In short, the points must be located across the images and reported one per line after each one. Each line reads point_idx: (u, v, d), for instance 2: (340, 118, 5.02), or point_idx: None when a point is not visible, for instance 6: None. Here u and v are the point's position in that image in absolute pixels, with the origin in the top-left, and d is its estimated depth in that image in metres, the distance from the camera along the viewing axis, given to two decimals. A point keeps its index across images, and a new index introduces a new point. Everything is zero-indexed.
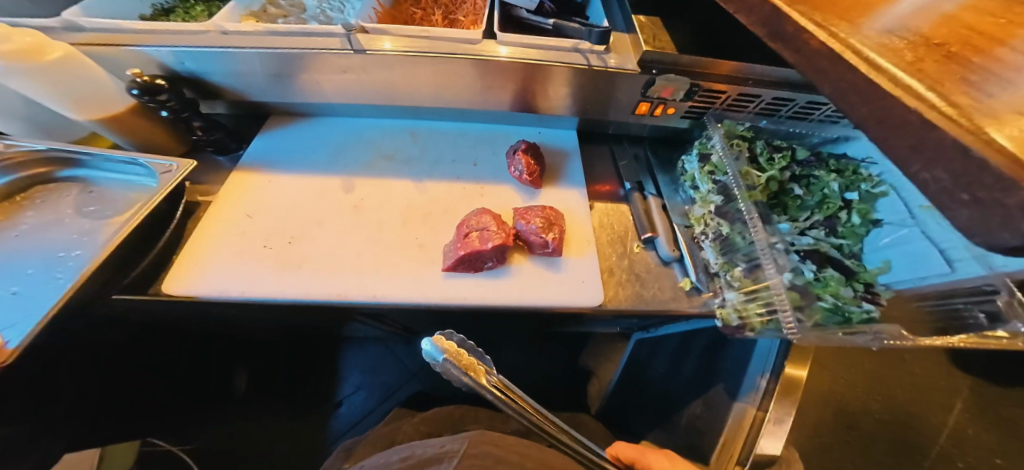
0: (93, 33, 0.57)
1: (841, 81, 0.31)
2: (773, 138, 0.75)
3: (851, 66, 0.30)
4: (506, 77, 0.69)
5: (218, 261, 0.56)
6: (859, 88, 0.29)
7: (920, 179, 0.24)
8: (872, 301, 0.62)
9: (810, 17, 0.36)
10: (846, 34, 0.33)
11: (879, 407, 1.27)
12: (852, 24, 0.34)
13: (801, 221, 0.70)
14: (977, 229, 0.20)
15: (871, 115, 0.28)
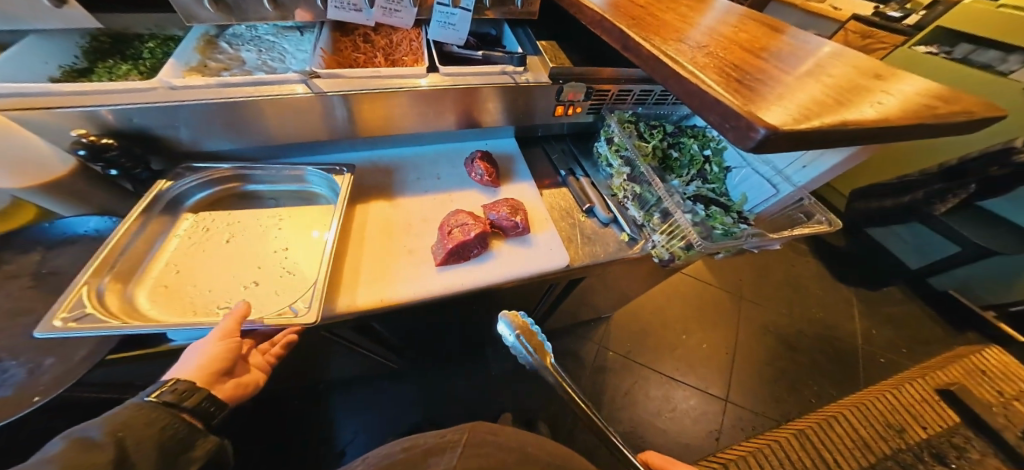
0: (13, 99, 0.54)
1: (667, 68, 0.54)
2: (649, 120, 1.01)
3: (669, 66, 0.54)
4: (451, 102, 0.82)
5: (221, 290, 0.58)
6: (676, 73, 0.52)
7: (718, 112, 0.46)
8: (746, 222, 0.87)
9: (644, 38, 0.60)
10: (663, 47, 0.57)
11: (797, 323, 1.64)
12: (662, 39, 0.60)
13: (685, 176, 0.95)
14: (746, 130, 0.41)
15: (684, 91, 0.51)
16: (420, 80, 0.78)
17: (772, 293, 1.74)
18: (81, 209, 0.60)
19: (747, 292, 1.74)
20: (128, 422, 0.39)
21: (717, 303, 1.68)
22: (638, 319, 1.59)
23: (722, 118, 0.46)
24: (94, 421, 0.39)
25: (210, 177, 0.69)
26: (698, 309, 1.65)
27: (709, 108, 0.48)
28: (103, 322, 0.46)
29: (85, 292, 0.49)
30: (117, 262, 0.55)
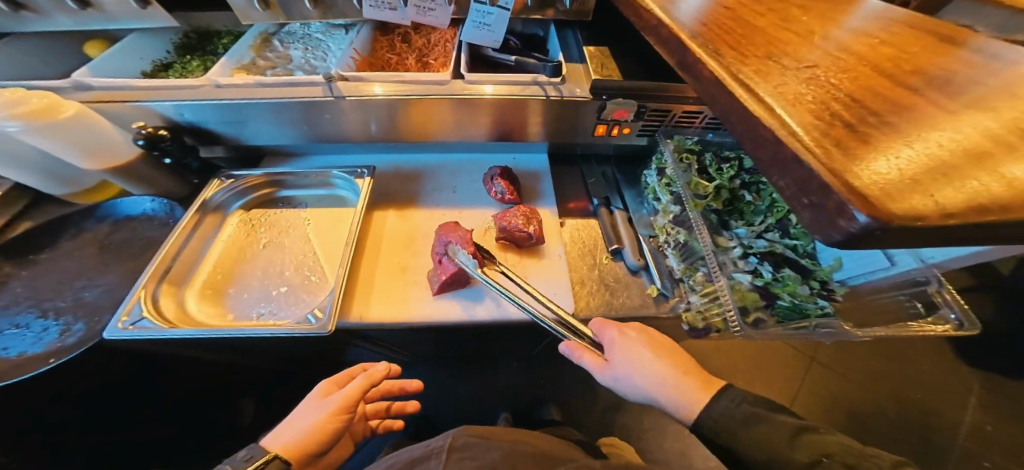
0: (102, 91, 0.64)
1: (724, 105, 0.38)
2: (721, 150, 0.80)
3: (731, 98, 0.37)
4: (478, 112, 0.77)
5: (241, 290, 0.62)
6: (735, 111, 0.36)
7: (779, 187, 0.31)
8: (827, 297, 0.66)
9: (707, 50, 0.43)
10: (731, 65, 0.40)
11: (894, 411, 1.23)
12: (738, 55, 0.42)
13: (757, 225, 0.73)
14: (817, 228, 0.27)
15: (745, 134, 0.35)
16: (488, 88, 0.75)
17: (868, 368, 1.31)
18: (152, 187, 0.70)
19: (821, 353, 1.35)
20: None
21: (778, 359, 1.33)
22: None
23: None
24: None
25: (245, 185, 0.72)
26: (758, 364, 1.32)
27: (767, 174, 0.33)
28: (158, 326, 0.52)
29: (145, 297, 0.55)
30: (171, 268, 0.60)
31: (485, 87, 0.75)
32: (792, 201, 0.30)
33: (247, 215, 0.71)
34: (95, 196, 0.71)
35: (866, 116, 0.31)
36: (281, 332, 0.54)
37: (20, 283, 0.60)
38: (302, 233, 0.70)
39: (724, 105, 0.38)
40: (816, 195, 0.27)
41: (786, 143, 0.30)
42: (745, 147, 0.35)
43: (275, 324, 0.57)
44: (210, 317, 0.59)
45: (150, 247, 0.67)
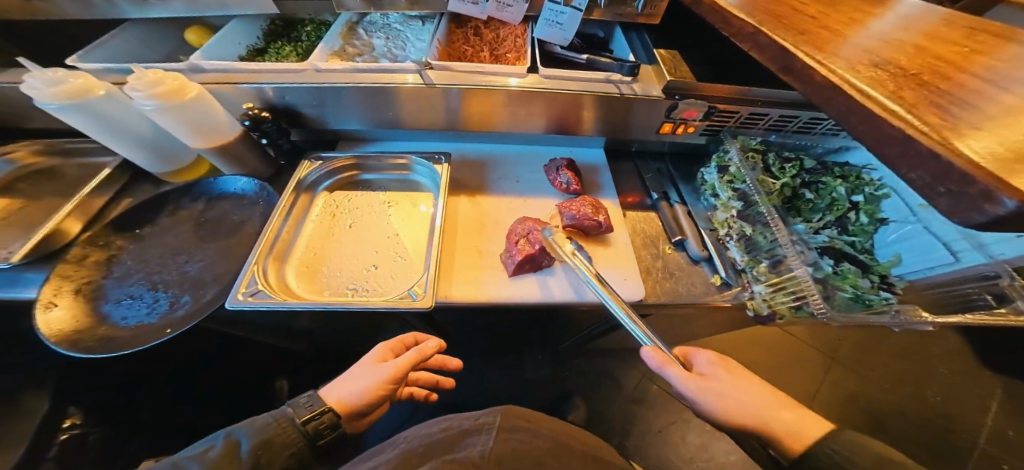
0: (213, 74, 0.68)
1: (840, 105, 0.42)
2: (782, 151, 0.84)
3: (849, 99, 0.41)
4: (550, 106, 0.80)
5: (332, 267, 0.66)
6: (854, 110, 0.40)
7: (909, 177, 0.34)
8: (890, 289, 0.68)
9: (813, 56, 0.47)
10: (843, 71, 0.43)
11: (911, 410, 1.25)
12: (845, 61, 0.46)
13: (815, 222, 0.77)
14: (957, 212, 0.29)
15: (867, 132, 0.38)
16: (513, 80, 0.77)
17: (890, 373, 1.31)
18: (245, 169, 0.74)
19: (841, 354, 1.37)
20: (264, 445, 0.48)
21: (806, 359, 1.35)
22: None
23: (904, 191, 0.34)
24: (242, 423, 0.51)
25: (334, 167, 0.76)
26: (786, 360, 1.35)
27: (892, 167, 0.36)
28: (272, 298, 0.56)
29: (257, 272, 0.58)
30: (275, 244, 0.64)
31: (511, 80, 0.77)
32: (925, 190, 0.32)
33: (328, 196, 0.74)
34: (184, 176, 0.74)
35: (988, 116, 0.33)
36: (383, 308, 0.57)
37: (129, 256, 0.64)
38: (384, 215, 0.73)
39: (843, 103, 0.41)
40: (955, 184, 0.29)
41: (919, 139, 0.33)
42: (867, 144, 0.39)
43: (370, 299, 0.60)
44: (310, 293, 0.62)
45: (241, 227, 0.70)
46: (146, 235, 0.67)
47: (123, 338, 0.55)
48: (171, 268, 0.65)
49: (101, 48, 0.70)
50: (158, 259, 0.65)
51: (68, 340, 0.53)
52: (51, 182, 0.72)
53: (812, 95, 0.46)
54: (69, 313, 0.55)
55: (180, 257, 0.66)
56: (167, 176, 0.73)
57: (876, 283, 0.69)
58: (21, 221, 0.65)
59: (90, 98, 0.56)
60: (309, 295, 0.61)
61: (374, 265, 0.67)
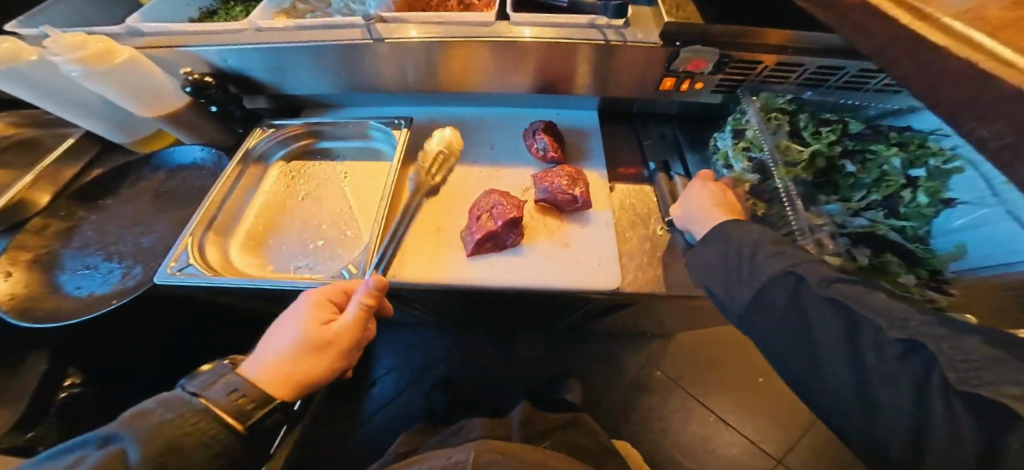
0: (153, 37, 0.65)
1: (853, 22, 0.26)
2: (819, 111, 0.65)
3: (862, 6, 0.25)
4: (525, 59, 0.69)
5: (278, 240, 0.62)
6: (872, 26, 0.24)
7: (973, 134, 0.18)
8: (940, 290, 0.52)
9: None
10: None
11: None
12: None
13: (855, 202, 0.59)
14: None
15: (895, 59, 0.23)
16: (525, 29, 0.67)
17: None
18: (197, 138, 0.71)
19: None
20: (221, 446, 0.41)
21: None
22: (708, 346, 1.30)
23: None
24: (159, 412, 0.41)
25: (287, 135, 0.71)
26: None
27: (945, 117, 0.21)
28: (203, 272, 0.52)
29: (191, 244, 0.55)
30: (216, 217, 0.60)
31: (523, 29, 0.67)
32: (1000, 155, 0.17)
33: (283, 166, 0.70)
34: (148, 146, 0.72)
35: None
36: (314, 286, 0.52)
37: (87, 226, 0.63)
38: (338, 187, 0.68)
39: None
40: None
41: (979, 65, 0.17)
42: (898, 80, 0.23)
43: (307, 278, 0.55)
44: (250, 266, 0.59)
45: (196, 197, 0.67)
46: (98, 205, 0.66)
47: (70, 310, 0.53)
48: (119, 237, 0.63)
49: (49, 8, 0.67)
50: (110, 228, 0.63)
51: (18, 310, 0.52)
52: (24, 153, 0.72)
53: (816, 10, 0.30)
54: (21, 282, 0.54)
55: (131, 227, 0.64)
56: (133, 146, 0.71)
57: (921, 281, 0.54)
58: None
59: (20, 63, 0.54)
60: (246, 270, 0.58)
61: (320, 239, 0.62)
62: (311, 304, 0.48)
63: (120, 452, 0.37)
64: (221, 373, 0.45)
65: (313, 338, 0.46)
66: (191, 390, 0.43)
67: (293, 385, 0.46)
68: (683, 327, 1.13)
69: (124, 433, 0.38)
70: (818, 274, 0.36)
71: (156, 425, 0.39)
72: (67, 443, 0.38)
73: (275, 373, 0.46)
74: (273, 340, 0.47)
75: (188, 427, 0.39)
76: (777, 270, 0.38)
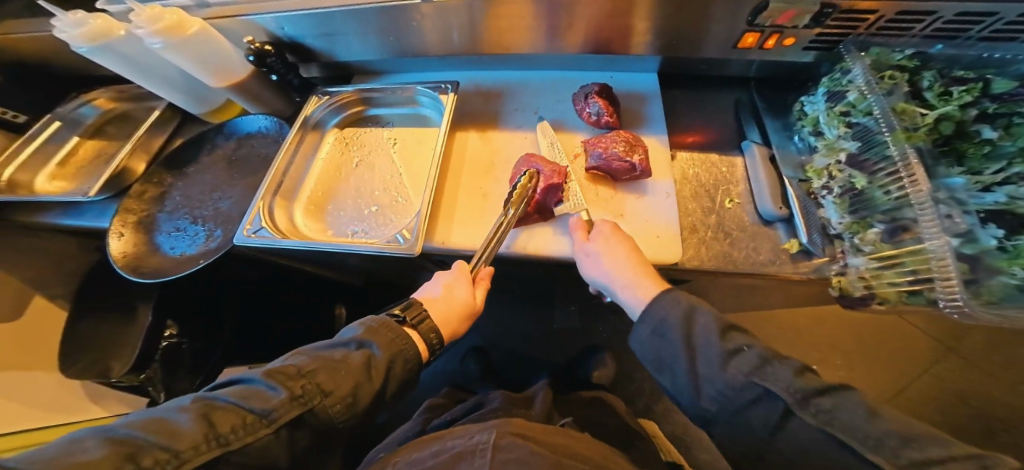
0: (217, 8, 0.67)
1: None
2: (950, 69, 0.54)
3: None
4: (577, 15, 0.63)
5: (335, 207, 0.64)
6: None
7: None
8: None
9: None
10: None
11: None
12: None
13: (988, 176, 0.51)
14: None
15: None
16: None
17: (1007, 357, 1.09)
18: (262, 109, 0.75)
19: (966, 345, 1.12)
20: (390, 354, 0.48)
21: (905, 347, 1.14)
22: (756, 329, 1.21)
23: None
24: (368, 333, 0.49)
25: (339, 102, 0.72)
26: (873, 345, 1.15)
27: None
28: (271, 236, 0.56)
29: (262, 209, 0.59)
30: (282, 183, 0.64)
31: None
32: None
33: (341, 133, 0.72)
34: (220, 116, 0.78)
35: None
36: (372, 250, 0.54)
37: (176, 192, 0.70)
38: (388, 155, 0.68)
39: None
40: None
41: None
42: None
43: (366, 242, 0.57)
44: (312, 232, 0.62)
45: (264, 164, 0.71)
46: (180, 172, 0.72)
47: (168, 266, 0.61)
48: (194, 203, 0.68)
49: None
50: (186, 194, 0.69)
51: (131, 266, 0.60)
52: (123, 125, 0.80)
53: None
54: (131, 241, 0.63)
55: (207, 191, 0.69)
56: (207, 117, 0.77)
57: None
58: (102, 161, 0.74)
59: (111, 39, 0.58)
60: (308, 235, 0.61)
61: (372, 207, 0.63)
62: (464, 280, 0.53)
63: (371, 354, 0.47)
64: (418, 310, 0.53)
65: (467, 307, 0.54)
66: (389, 315, 0.53)
67: (454, 331, 0.56)
68: (730, 307, 1.06)
69: (372, 340, 0.48)
70: (789, 383, 0.36)
71: (389, 338, 0.49)
72: (331, 339, 0.49)
73: (443, 322, 0.54)
74: (443, 296, 0.54)
75: (402, 345, 0.50)
76: (745, 376, 0.38)
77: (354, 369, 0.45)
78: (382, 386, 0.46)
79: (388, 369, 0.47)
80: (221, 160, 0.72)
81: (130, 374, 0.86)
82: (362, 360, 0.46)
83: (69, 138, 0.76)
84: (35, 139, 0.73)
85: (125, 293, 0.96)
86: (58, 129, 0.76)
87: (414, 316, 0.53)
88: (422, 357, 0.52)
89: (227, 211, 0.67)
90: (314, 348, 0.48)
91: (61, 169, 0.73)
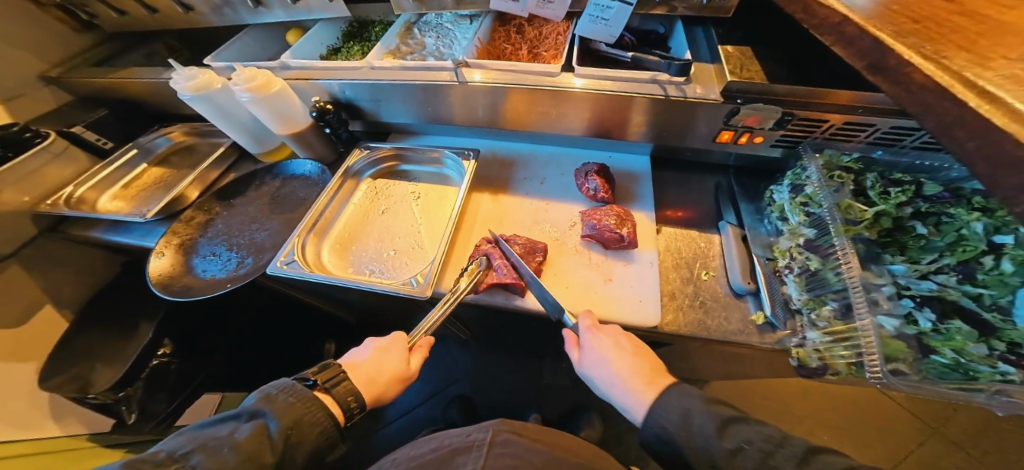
0: (296, 70, 0.83)
1: (944, 115, 0.30)
2: (890, 172, 0.64)
3: (956, 102, 0.28)
4: (583, 106, 0.75)
5: (359, 248, 0.73)
6: (966, 123, 0.27)
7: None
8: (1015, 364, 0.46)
9: (919, 49, 0.33)
10: (963, 67, 0.30)
11: None
12: (974, 51, 0.31)
13: (924, 265, 0.56)
14: None
15: (980, 151, 0.26)
16: (577, 80, 0.73)
17: (990, 443, 1.10)
18: (309, 154, 0.87)
19: (951, 428, 1.13)
20: (294, 423, 0.50)
21: (891, 427, 1.14)
22: (737, 401, 1.22)
23: (938, 126, 0.30)
24: (261, 402, 0.51)
25: (378, 156, 0.84)
26: (859, 425, 1.15)
27: (1008, 204, 0.24)
28: (301, 268, 0.64)
29: (297, 244, 0.68)
30: (318, 221, 0.73)
31: (576, 80, 0.73)
32: None
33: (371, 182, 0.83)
34: (274, 156, 0.92)
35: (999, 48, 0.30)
36: (387, 290, 0.62)
37: (220, 219, 0.79)
38: (411, 205, 0.78)
39: (897, 75, 0.34)
40: None
41: None
42: (982, 171, 0.26)
43: (382, 282, 0.65)
44: (334, 269, 0.69)
45: (302, 203, 0.81)
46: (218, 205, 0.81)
47: (196, 287, 0.67)
48: (229, 232, 0.77)
49: (230, 46, 0.93)
50: (222, 224, 0.78)
51: (162, 283, 0.67)
52: (190, 156, 0.98)
53: (911, 104, 0.33)
54: (169, 262, 0.71)
55: (245, 222, 0.79)
56: (262, 156, 0.91)
57: (996, 353, 0.48)
58: (159, 186, 0.90)
59: (208, 91, 0.77)
60: (329, 271, 0.68)
61: (391, 251, 0.71)
62: (399, 348, 0.62)
63: (262, 426, 0.49)
64: (335, 372, 0.57)
65: (399, 372, 0.61)
66: (298, 379, 0.54)
67: (377, 396, 0.59)
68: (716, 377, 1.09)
69: (265, 410, 0.50)
70: None
71: (288, 404, 0.51)
72: (221, 413, 0.50)
73: (366, 384, 0.58)
74: (371, 359, 0.61)
75: (304, 411, 0.51)
76: None
77: (240, 446, 0.46)
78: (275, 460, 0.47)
79: (285, 437, 0.49)
80: (265, 197, 0.82)
81: (107, 392, 0.82)
82: (254, 432, 0.48)
83: (139, 164, 0.95)
84: (112, 165, 0.91)
85: (139, 306, 0.99)
86: (133, 156, 0.95)
87: (329, 378, 0.56)
88: (336, 421, 0.54)
89: (261, 241, 0.75)
90: (195, 429, 0.48)
91: (124, 191, 0.89)
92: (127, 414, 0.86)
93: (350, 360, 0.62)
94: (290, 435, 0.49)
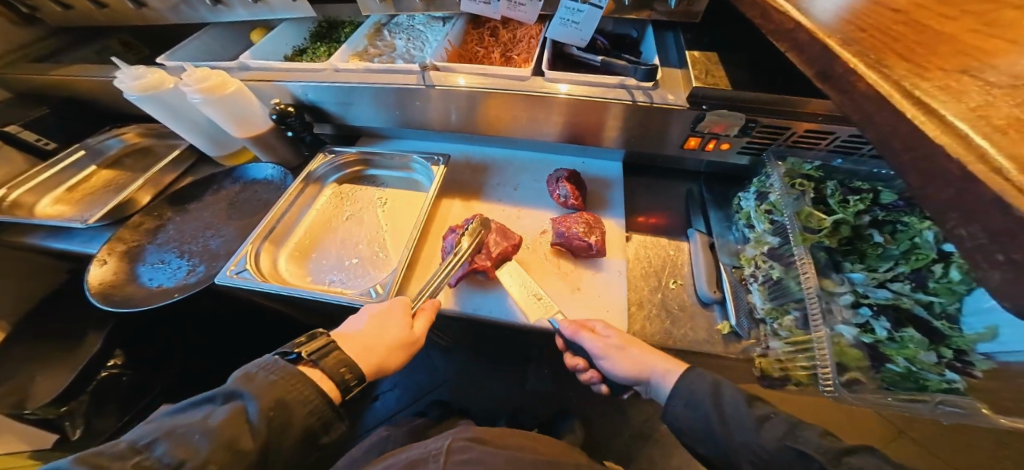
0: (256, 71, 0.80)
1: (884, 124, 0.29)
2: (849, 179, 0.65)
3: (894, 109, 0.28)
4: (553, 111, 0.74)
5: (319, 257, 0.69)
6: (901, 134, 0.27)
7: (956, 234, 0.23)
8: (958, 370, 0.50)
9: (864, 57, 0.33)
10: (902, 75, 0.30)
11: None
12: (911, 59, 0.31)
13: (881, 273, 0.58)
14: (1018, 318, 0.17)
15: (914, 162, 0.26)
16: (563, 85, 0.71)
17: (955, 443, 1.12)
18: (272, 158, 0.84)
19: (919, 429, 1.15)
20: (274, 403, 0.46)
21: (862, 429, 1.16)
22: None
23: (878, 136, 0.30)
24: (238, 380, 0.47)
25: (342, 161, 0.81)
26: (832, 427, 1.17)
27: (938, 220, 0.25)
28: (253, 278, 0.60)
29: (250, 253, 0.64)
30: (275, 228, 0.70)
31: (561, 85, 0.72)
32: (972, 256, 0.22)
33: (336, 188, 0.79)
34: (235, 160, 0.88)
35: (927, 54, 0.31)
36: (345, 301, 0.59)
37: (171, 225, 0.74)
38: (376, 212, 0.75)
39: (843, 83, 0.34)
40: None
41: (983, 178, 0.20)
42: (915, 179, 0.26)
43: (342, 293, 0.62)
44: (292, 279, 0.65)
45: (262, 208, 0.77)
46: (170, 211, 0.76)
47: (139, 298, 0.62)
48: (181, 240, 0.72)
49: (189, 43, 0.90)
50: (173, 231, 0.74)
51: (101, 293, 0.62)
52: (144, 158, 0.94)
53: (853, 110, 0.33)
54: (111, 270, 0.66)
55: (200, 228, 0.74)
56: (221, 159, 0.87)
57: (944, 360, 0.51)
58: (109, 190, 0.86)
59: (158, 91, 0.72)
60: (285, 282, 0.64)
61: (353, 260, 0.68)
62: (400, 312, 0.56)
63: (241, 408, 0.45)
64: (324, 343, 0.52)
65: (405, 340, 0.55)
66: (280, 355, 0.50)
67: (373, 366, 0.55)
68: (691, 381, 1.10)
69: (242, 390, 0.46)
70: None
71: (267, 382, 0.47)
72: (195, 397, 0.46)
73: (361, 356, 0.53)
74: (369, 326, 0.55)
75: (288, 389, 0.47)
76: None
77: (217, 431, 0.42)
78: (258, 442, 0.44)
79: (270, 414, 0.45)
80: (222, 203, 0.78)
81: (48, 407, 0.76)
82: (230, 415, 0.44)
83: (87, 166, 0.90)
84: (56, 166, 0.86)
85: (82, 318, 0.93)
86: (81, 158, 0.90)
87: (315, 350, 0.52)
88: (327, 395, 0.50)
89: (216, 250, 0.71)
90: (168, 413, 0.45)
91: (68, 194, 0.85)
92: (70, 430, 0.81)
93: (342, 332, 0.56)
94: (269, 416, 0.45)
